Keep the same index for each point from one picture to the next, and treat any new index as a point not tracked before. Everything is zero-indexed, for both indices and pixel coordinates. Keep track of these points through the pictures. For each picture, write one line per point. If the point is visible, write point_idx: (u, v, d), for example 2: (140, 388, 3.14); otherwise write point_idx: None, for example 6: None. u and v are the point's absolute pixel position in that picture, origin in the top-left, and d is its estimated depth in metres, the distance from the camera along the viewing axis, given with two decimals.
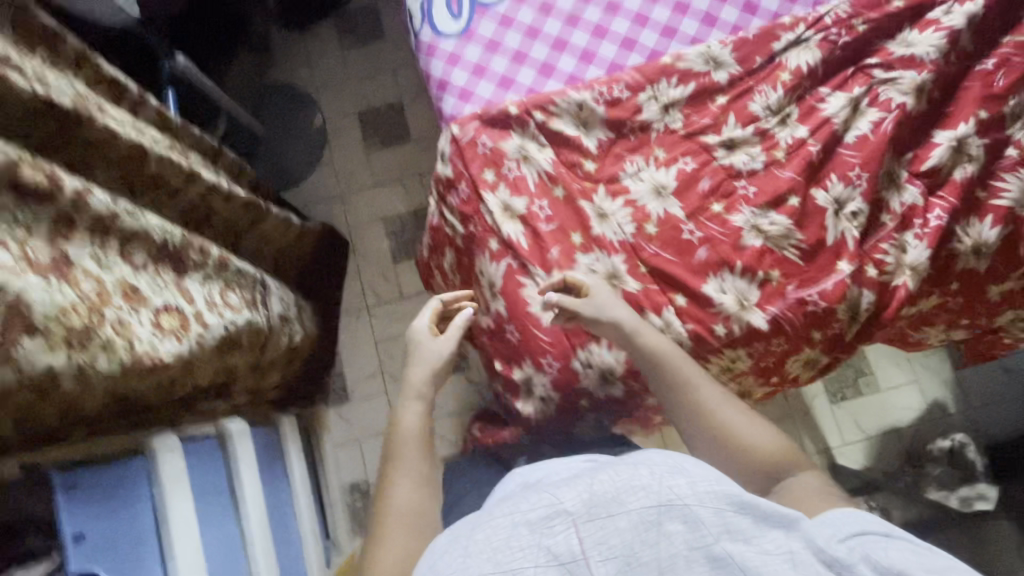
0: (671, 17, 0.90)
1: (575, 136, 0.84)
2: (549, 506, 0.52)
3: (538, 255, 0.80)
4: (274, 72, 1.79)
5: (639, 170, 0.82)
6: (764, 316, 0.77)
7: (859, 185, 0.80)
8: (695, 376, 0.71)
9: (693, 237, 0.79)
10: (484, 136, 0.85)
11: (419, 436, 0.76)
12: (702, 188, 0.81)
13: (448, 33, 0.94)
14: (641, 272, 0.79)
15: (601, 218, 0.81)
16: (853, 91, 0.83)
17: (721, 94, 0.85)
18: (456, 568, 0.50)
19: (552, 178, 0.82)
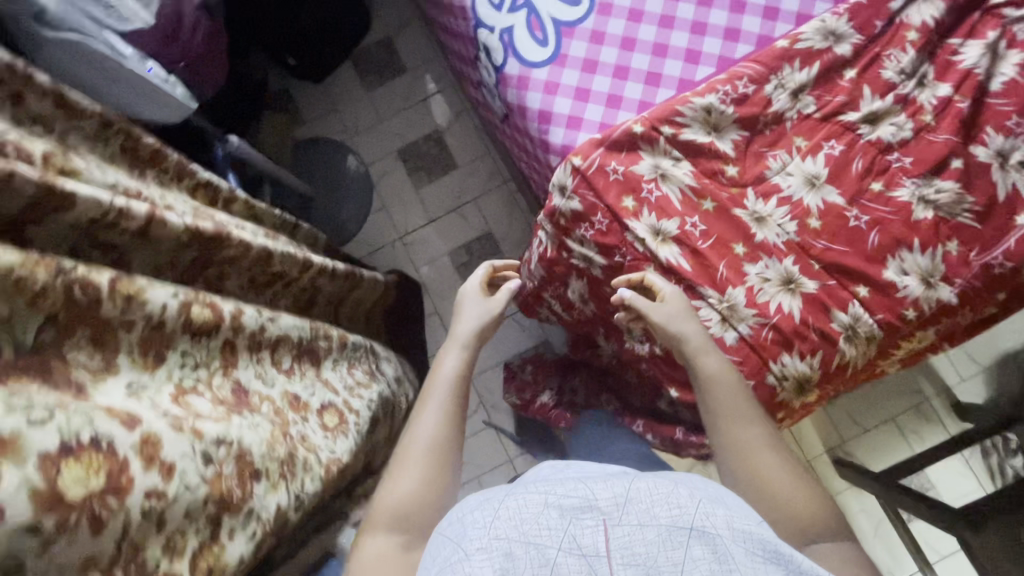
0: None
1: (710, 143, 0.80)
2: (584, 497, 0.48)
3: (704, 274, 0.77)
4: (307, 128, 1.76)
5: (784, 165, 0.79)
6: (953, 290, 0.74)
7: (1020, 133, 0.76)
8: (738, 399, 0.65)
9: (860, 224, 0.76)
10: (613, 162, 0.81)
11: (460, 396, 0.69)
12: (856, 169, 0.78)
13: (537, 62, 0.91)
14: (815, 269, 0.75)
15: (759, 222, 0.77)
16: (987, 36, 0.79)
17: (848, 68, 0.81)
18: (475, 530, 0.47)
19: (698, 192, 0.79)
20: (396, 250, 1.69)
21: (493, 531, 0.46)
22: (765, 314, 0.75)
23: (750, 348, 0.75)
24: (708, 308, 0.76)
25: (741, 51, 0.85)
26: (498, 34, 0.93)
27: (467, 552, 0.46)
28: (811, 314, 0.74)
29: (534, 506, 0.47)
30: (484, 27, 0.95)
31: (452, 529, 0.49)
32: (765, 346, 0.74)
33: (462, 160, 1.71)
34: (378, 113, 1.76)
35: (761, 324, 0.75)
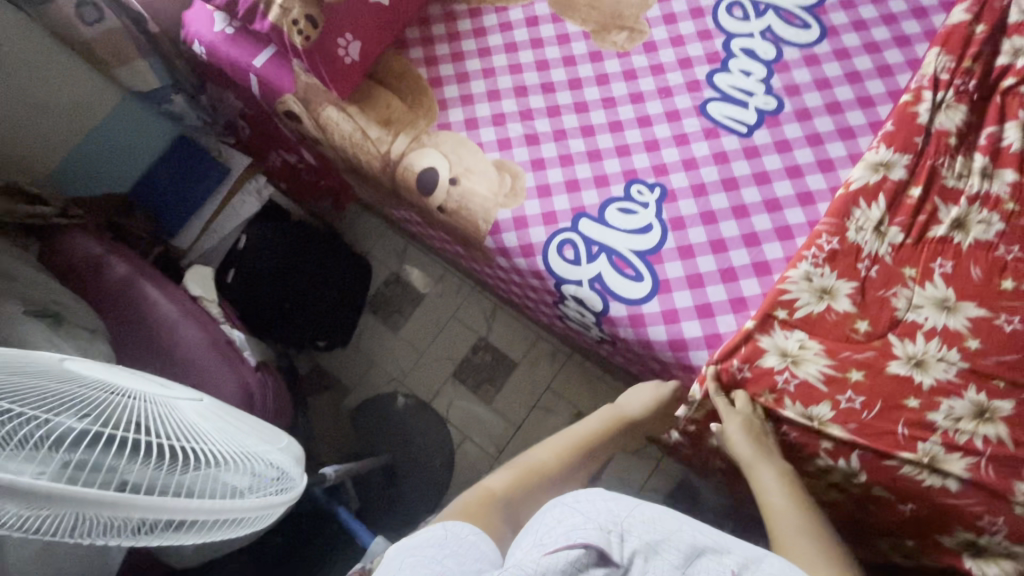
0: (815, 151, 0.91)
1: (826, 309, 0.81)
2: (687, 535, 0.59)
3: (886, 438, 0.75)
4: (355, 394, 1.69)
5: (910, 300, 0.79)
6: None
7: None
8: (787, 512, 0.73)
9: (1016, 326, 0.75)
10: (741, 364, 0.81)
11: (584, 453, 0.89)
12: (978, 276, 0.78)
13: (643, 296, 0.89)
14: (1003, 389, 0.74)
15: (919, 367, 0.76)
16: (1019, 116, 0.85)
17: (911, 187, 0.84)
18: (601, 511, 0.61)
19: (839, 367, 0.78)
20: None
21: (623, 516, 0.60)
22: (972, 452, 0.73)
23: (976, 487, 0.72)
24: (910, 463, 0.74)
25: (825, 209, 0.87)
26: (589, 285, 0.92)
27: (594, 527, 0.58)
28: (1020, 433, 0.72)
29: (675, 529, 0.59)
30: (567, 282, 0.94)
31: (578, 508, 0.62)
32: (993, 483, 0.71)
33: (516, 354, 1.68)
34: (415, 346, 1.73)
35: (975, 461, 0.72)
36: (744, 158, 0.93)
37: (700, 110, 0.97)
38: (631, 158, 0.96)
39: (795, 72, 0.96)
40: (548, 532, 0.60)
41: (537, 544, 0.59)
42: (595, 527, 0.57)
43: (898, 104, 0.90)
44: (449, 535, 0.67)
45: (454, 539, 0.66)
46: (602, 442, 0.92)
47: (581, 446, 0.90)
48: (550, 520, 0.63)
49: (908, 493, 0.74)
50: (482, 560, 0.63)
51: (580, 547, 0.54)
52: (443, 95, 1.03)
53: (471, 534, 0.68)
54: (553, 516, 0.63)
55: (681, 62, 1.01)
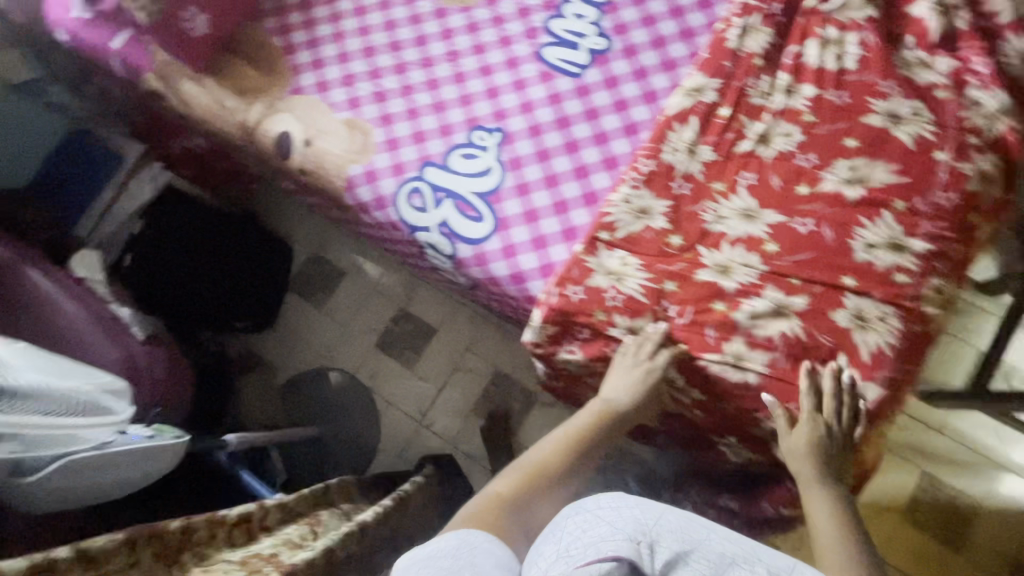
0: (640, 84, 0.96)
1: (644, 228, 0.85)
2: (713, 543, 0.60)
3: (697, 342, 0.81)
4: (283, 370, 1.73)
5: (718, 213, 0.84)
6: (922, 239, 0.78)
7: (895, 92, 0.85)
8: (832, 531, 0.71)
9: (809, 227, 0.81)
10: (570, 286, 0.86)
11: (583, 450, 0.84)
12: (777, 184, 0.84)
13: (485, 235, 0.94)
14: (797, 285, 0.79)
15: (724, 273, 0.81)
16: (818, 33, 0.89)
17: (721, 107, 0.89)
18: (621, 516, 0.61)
19: (655, 279, 0.83)
20: (423, 434, 1.64)
21: (651, 524, 0.60)
22: (769, 346, 0.78)
23: (773, 377, 0.79)
24: (717, 362, 0.80)
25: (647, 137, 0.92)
26: (437, 230, 0.96)
27: (624, 537, 0.58)
28: (811, 324, 0.78)
29: (703, 538, 0.60)
30: (419, 229, 0.98)
31: (605, 515, 0.62)
32: (787, 372, 0.78)
33: (436, 320, 1.72)
34: (339, 321, 1.77)
35: (773, 355, 0.78)
36: (576, 97, 0.97)
37: (537, 55, 1.01)
38: (473, 106, 1.00)
39: (623, 11, 1.00)
40: (577, 541, 0.59)
41: (563, 555, 0.58)
42: (626, 539, 0.58)
43: (713, 32, 0.95)
44: (466, 548, 0.63)
45: (470, 550, 0.63)
46: (602, 433, 0.85)
47: (578, 444, 0.84)
48: (573, 525, 0.62)
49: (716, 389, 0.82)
50: (502, 567, 0.61)
51: (612, 560, 0.54)
52: (295, 61, 1.07)
53: (485, 540, 0.65)
54: (576, 523, 0.62)
55: (519, 11, 1.04)
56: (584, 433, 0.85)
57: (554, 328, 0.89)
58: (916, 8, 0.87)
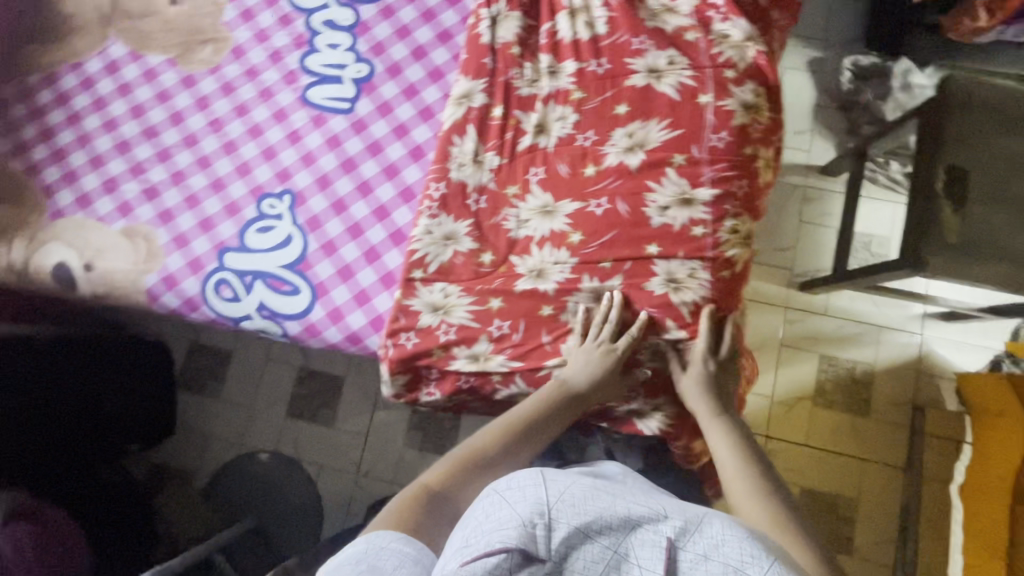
0: (413, 103, 0.91)
1: (453, 254, 0.83)
2: (620, 507, 0.59)
3: (535, 352, 0.80)
4: (204, 471, 1.63)
5: (519, 217, 0.83)
6: (708, 186, 0.80)
7: (649, 46, 0.84)
8: (742, 481, 0.75)
9: (605, 207, 0.81)
10: (402, 334, 0.83)
11: (526, 438, 0.77)
12: (566, 172, 0.82)
13: (306, 306, 0.89)
14: (609, 267, 0.80)
15: (540, 276, 0.80)
16: (564, 6, 0.87)
17: (494, 108, 0.86)
18: (523, 494, 0.59)
19: (479, 302, 0.81)
20: (364, 484, 1.59)
21: (551, 498, 0.59)
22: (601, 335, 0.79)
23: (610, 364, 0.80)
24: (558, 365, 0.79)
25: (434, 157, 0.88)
26: (257, 316, 0.90)
27: (523, 521, 0.56)
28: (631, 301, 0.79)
29: (609, 504, 0.59)
30: (240, 320, 0.91)
31: (511, 496, 0.59)
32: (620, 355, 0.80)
33: (341, 369, 1.67)
34: (244, 404, 1.67)
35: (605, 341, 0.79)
36: (354, 135, 0.92)
37: (303, 100, 0.94)
38: (253, 174, 0.93)
39: (376, 29, 0.95)
40: (477, 529, 0.57)
41: (464, 546, 0.56)
42: (520, 523, 0.55)
43: (467, 30, 0.91)
44: (377, 561, 0.58)
45: (377, 556, 0.59)
46: (554, 421, 0.78)
47: (524, 428, 0.77)
48: (481, 510, 0.60)
49: None
50: (401, 568, 0.58)
51: (503, 551, 0.53)
52: (46, 181, 0.95)
53: (395, 539, 0.62)
54: (483, 507, 0.60)
55: (272, 57, 0.96)
56: (529, 420, 0.77)
57: (406, 376, 0.86)
58: None
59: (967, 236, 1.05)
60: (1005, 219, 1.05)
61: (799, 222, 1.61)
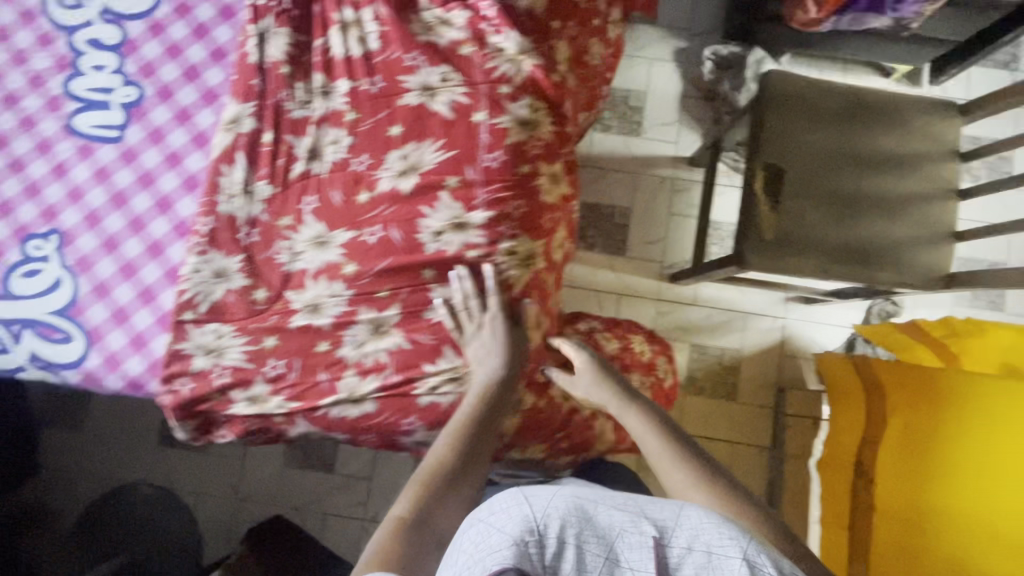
0: (187, 128, 0.85)
1: (225, 293, 0.78)
2: (606, 513, 0.52)
3: (315, 390, 0.77)
4: (70, 512, 1.38)
5: (293, 250, 0.79)
6: (481, 209, 0.78)
7: (422, 62, 0.80)
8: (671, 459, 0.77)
9: (379, 235, 0.77)
10: (178, 380, 0.78)
11: (481, 441, 0.74)
12: (339, 200, 0.79)
13: (81, 354, 0.83)
14: (385, 298, 0.77)
15: (315, 312, 0.77)
16: (335, 19, 0.82)
17: (264, 133, 0.81)
18: (507, 517, 0.52)
19: (254, 342, 0.77)
20: (248, 507, 1.42)
21: (537, 514, 0.51)
22: (379, 369, 0.76)
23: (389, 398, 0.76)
24: (336, 404, 0.76)
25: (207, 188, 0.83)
26: (29, 367, 0.83)
27: (507, 544, 0.48)
28: (408, 331, 0.77)
29: (592, 511, 0.52)
30: (13, 372, 0.84)
31: (496, 519, 0.52)
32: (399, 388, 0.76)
33: None
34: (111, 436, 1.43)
35: (383, 376, 0.76)
36: (124, 165, 0.85)
37: (68, 128, 0.86)
38: (16, 213, 0.85)
39: (144, 48, 0.87)
40: (467, 560, 0.49)
41: None
42: (511, 542, 0.48)
43: (238, 46, 0.85)
44: None
45: None
46: (494, 413, 0.75)
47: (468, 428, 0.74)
48: (466, 544, 0.52)
49: (354, 427, 0.78)
50: None
51: (496, 574, 0.46)
52: None
53: None
54: (468, 539, 0.52)
55: (31, 81, 0.88)
56: (472, 422, 0.74)
57: (192, 421, 0.82)
58: None
59: (784, 232, 1.07)
60: (817, 214, 1.07)
61: (668, 213, 1.63)
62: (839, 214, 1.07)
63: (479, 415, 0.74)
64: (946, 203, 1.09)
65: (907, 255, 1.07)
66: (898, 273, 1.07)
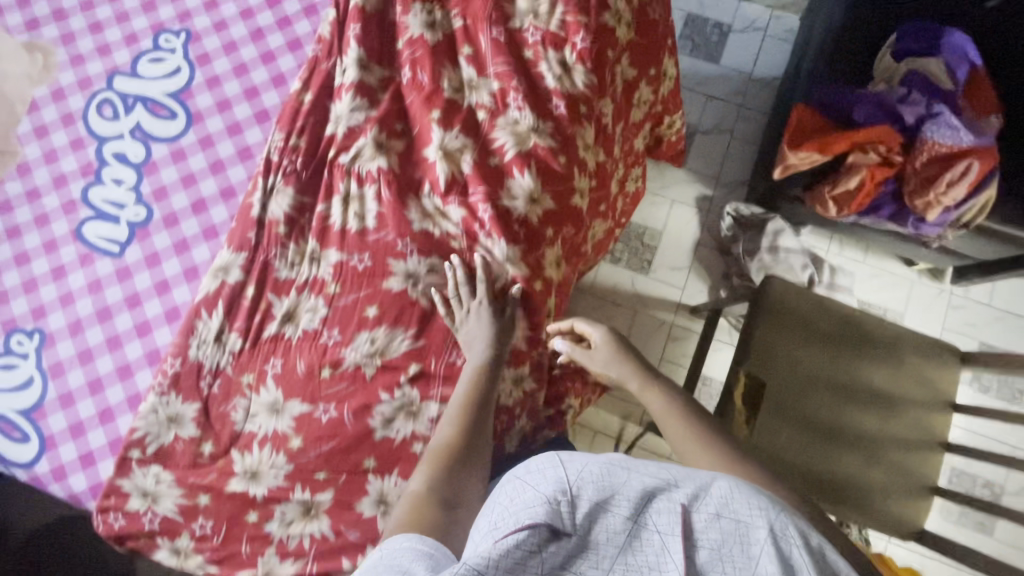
0: (182, 259, 0.88)
1: (174, 438, 0.80)
2: (641, 479, 0.50)
3: (234, 559, 0.76)
4: None
5: (248, 409, 0.80)
6: (435, 404, 0.79)
7: (411, 250, 0.82)
8: (681, 430, 0.75)
9: (332, 415, 0.78)
10: (109, 513, 0.79)
11: (480, 416, 0.74)
12: (302, 371, 0.80)
13: (31, 459, 0.84)
14: (323, 480, 0.77)
15: (253, 479, 0.77)
16: (340, 189, 0.85)
17: (249, 286, 0.83)
18: (540, 475, 0.51)
19: (189, 496, 0.78)
20: None
21: (573, 473, 0.50)
22: (300, 554, 0.75)
23: None
24: None
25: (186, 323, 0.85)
26: None
27: (540, 503, 0.47)
28: (337, 520, 0.76)
29: (622, 477, 0.50)
30: None
31: (531, 478, 0.51)
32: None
33: None
34: None
35: (302, 562, 0.75)
36: (117, 282, 0.88)
37: (77, 234, 0.91)
38: (10, 305, 0.89)
39: (163, 172, 0.92)
40: (501, 512, 0.49)
41: (487, 531, 0.49)
42: (545, 501, 0.47)
43: (246, 191, 0.88)
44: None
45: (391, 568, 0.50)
46: (488, 393, 0.76)
47: (471, 407, 0.74)
48: (501, 499, 0.52)
49: None
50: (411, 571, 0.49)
51: (527, 529, 0.45)
52: None
53: (406, 541, 0.55)
54: (503, 494, 0.52)
55: (56, 181, 0.93)
56: (470, 400, 0.75)
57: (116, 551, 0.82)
58: (429, 153, 0.85)
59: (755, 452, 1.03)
60: (794, 438, 1.04)
61: (660, 359, 1.60)
62: (815, 443, 1.04)
63: (471, 396, 0.75)
64: (929, 453, 1.05)
65: (881, 503, 1.02)
66: (868, 520, 1.02)
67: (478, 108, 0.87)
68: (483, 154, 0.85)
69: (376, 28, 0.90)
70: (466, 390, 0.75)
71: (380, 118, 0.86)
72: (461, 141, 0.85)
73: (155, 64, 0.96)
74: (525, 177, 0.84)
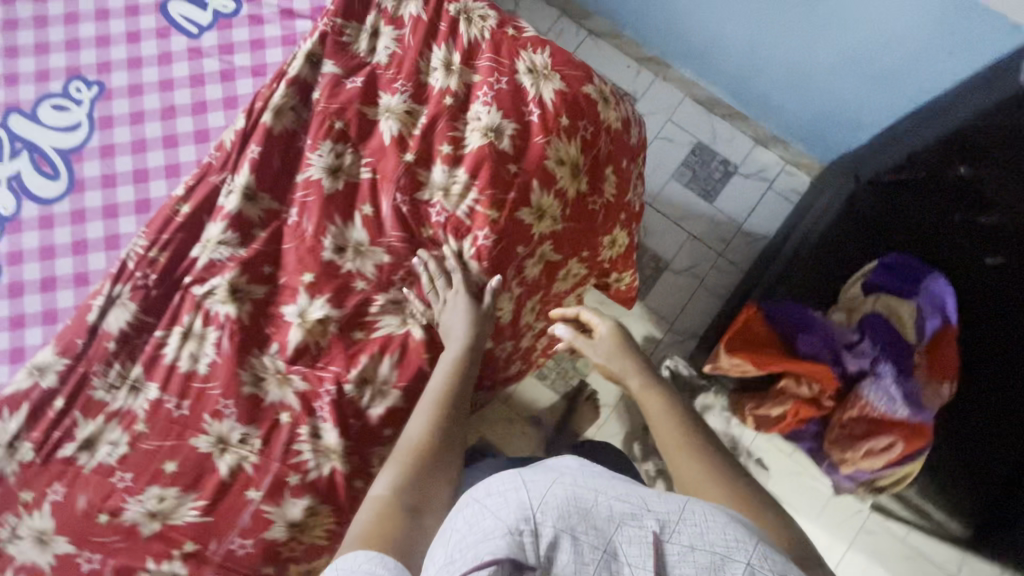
0: (12, 335, 0.82)
1: None
2: (611, 506, 0.47)
3: None
4: None
5: (15, 529, 0.73)
6: None
7: (232, 413, 0.76)
8: (669, 428, 0.69)
9: (93, 565, 0.73)
10: None
11: (455, 409, 0.72)
12: (81, 507, 0.74)
13: None
14: None
15: None
16: (183, 321, 0.79)
17: (59, 395, 0.77)
18: (489, 510, 0.47)
19: None
20: None
21: (537, 499, 0.46)
22: None
23: None
24: None
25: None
26: None
27: (501, 533, 0.44)
28: None
29: (588, 507, 0.46)
30: None
31: (491, 503, 0.47)
32: None
33: None
34: None
35: None
36: None
37: None
38: None
39: (25, 235, 0.85)
40: (457, 543, 0.46)
41: (443, 559, 0.45)
42: (506, 532, 0.44)
43: (96, 287, 0.82)
44: None
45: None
46: (464, 388, 0.74)
47: (442, 404, 0.72)
48: (461, 522, 0.48)
49: None
50: None
51: (490, 565, 0.42)
52: None
53: (366, 561, 0.50)
54: (460, 520, 0.48)
55: None
56: (449, 393, 0.73)
57: None
58: (286, 313, 0.79)
59: None
60: None
61: None
62: None
63: (450, 390, 0.73)
64: None
65: None
66: None
67: (356, 277, 0.80)
68: (346, 328, 0.79)
69: (279, 153, 0.83)
70: (433, 390, 0.73)
71: (247, 259, 0.79)
72: (325, 311, 0.79)
73: (55, 112, 0.89)
74: (383, 367, 0.79)
